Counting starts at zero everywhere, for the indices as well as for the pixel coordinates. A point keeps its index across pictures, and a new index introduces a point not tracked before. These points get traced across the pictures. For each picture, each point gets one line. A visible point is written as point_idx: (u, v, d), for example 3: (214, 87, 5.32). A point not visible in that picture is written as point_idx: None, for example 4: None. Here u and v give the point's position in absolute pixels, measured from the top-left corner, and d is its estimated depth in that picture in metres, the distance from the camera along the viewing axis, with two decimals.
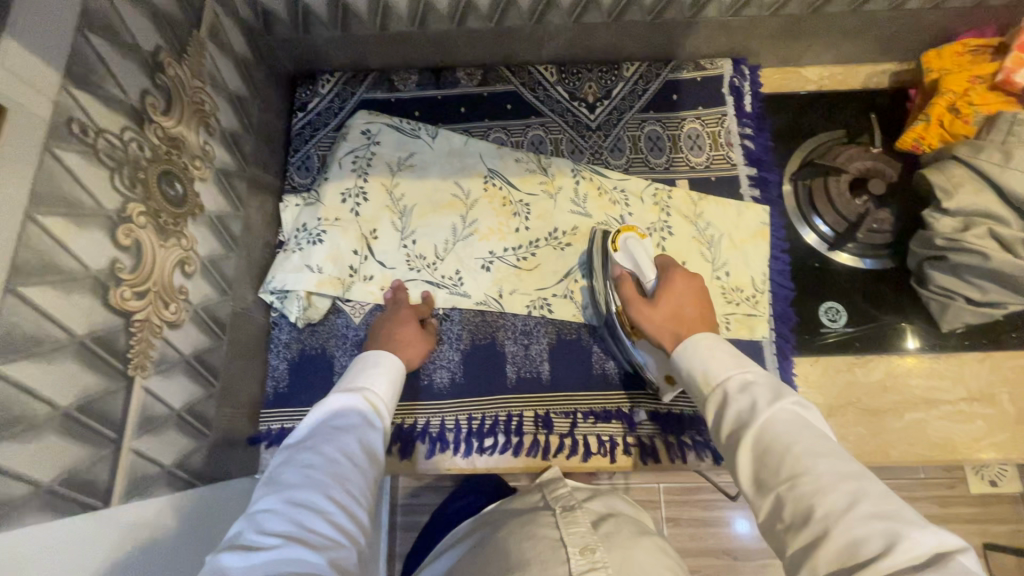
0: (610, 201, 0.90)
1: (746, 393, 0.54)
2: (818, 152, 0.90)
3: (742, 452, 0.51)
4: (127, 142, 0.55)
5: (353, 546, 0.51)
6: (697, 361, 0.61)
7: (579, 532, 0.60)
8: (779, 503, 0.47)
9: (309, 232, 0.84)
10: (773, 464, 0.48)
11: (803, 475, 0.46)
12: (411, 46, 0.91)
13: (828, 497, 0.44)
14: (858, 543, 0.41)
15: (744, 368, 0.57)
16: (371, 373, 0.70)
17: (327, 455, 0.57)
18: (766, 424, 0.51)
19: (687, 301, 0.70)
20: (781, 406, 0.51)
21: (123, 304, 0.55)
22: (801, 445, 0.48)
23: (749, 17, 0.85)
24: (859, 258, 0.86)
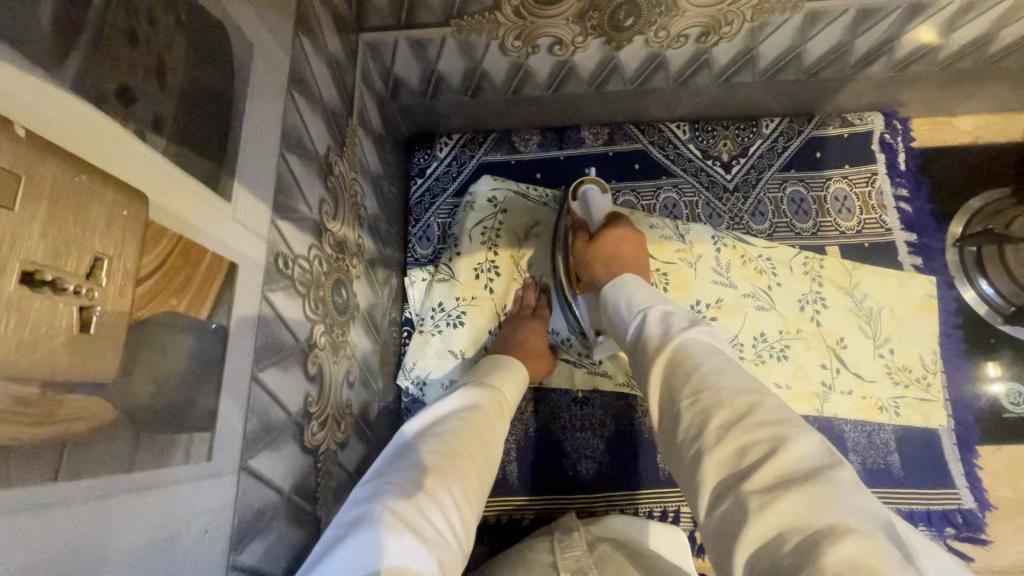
0: (756, 270, 0.83)
1: (663, 321, 0.51)
2: (987, 213, 0.83)
3: (654, 372, 0.48)
4: (313, 260, 0.51)
5: (457, 559, 0.42)
6: (621, 296, 0.58)
7: (575, 556, 0.55)
8: (681, 417, 0.43)
9: (446, 312, 0.81)
10: (676, 387, 0.45)
11: (707, 390, 0.42)
12: (539, 109, 0.86)
13: (722, 412, 0.40)
14: (741, 453, 0.37)
15: (659, 304, 0.54)
16: (498, 375, 0.64)
17: (459, 447, 0.50)
18: (678, 349, 0.47)
19: (626, 244, 0.66)
20: (694, 332, 0.49)
21: (313, 440, 0.50)
22: (707, 368, 0.44)
23: (915, 72, 0.79)
24: (1020, 329, 0.80)
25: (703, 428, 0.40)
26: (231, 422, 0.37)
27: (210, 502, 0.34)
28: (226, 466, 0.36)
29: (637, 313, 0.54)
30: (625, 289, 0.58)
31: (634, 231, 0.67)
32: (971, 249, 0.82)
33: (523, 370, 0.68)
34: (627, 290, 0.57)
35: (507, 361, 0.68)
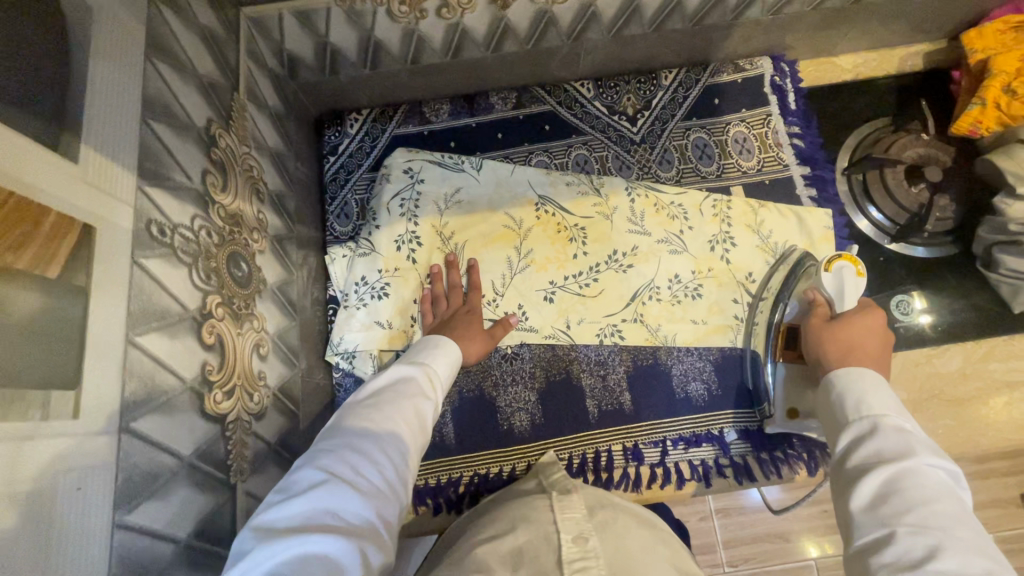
0: (668, 216, 0.86)
1: (887, 434, 0.52)
2: (867, 144, 0.89)
3: (861, 482, 0.50)
4: (198, 231, 0.51)
5: (393, 506, 0.49)
6: (854, 388, 0.58)
7: (574, 518, 0.54)
8: (882, 544, 0.45)
9: (369, 286, 0.81)
10: (888, 510, 0.47)
11: (931, 531, 0.44)
12: (443, 76, 0.86)
13: (948, 560, 0.42)
14: None
15: (897, 419, 0.54)
16: (432, 353, 0.68)
17: (385, 413, 0.55)
18: (910, 473, 0.48)
19: (876, 344, 0.65)
20: (935, 464, 0.49)
21: (217, 408, 0.50)
22: (933, 509, 0.46)
23: (790, 14, 0.83)
24: (910, 247, 0.86)
25: (917, 569, 0.42)
26: (101, 382, 0.37)
27: (83, 460, 0.35)
28: (95, 427, 0.36)
29: (873, 415, 0.55)
30: (858, 387, 0.58)
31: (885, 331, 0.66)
32: (858, 176, 0.88)
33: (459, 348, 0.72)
34: (865, 389, 0.57)
35: (440, 339, 0.71)
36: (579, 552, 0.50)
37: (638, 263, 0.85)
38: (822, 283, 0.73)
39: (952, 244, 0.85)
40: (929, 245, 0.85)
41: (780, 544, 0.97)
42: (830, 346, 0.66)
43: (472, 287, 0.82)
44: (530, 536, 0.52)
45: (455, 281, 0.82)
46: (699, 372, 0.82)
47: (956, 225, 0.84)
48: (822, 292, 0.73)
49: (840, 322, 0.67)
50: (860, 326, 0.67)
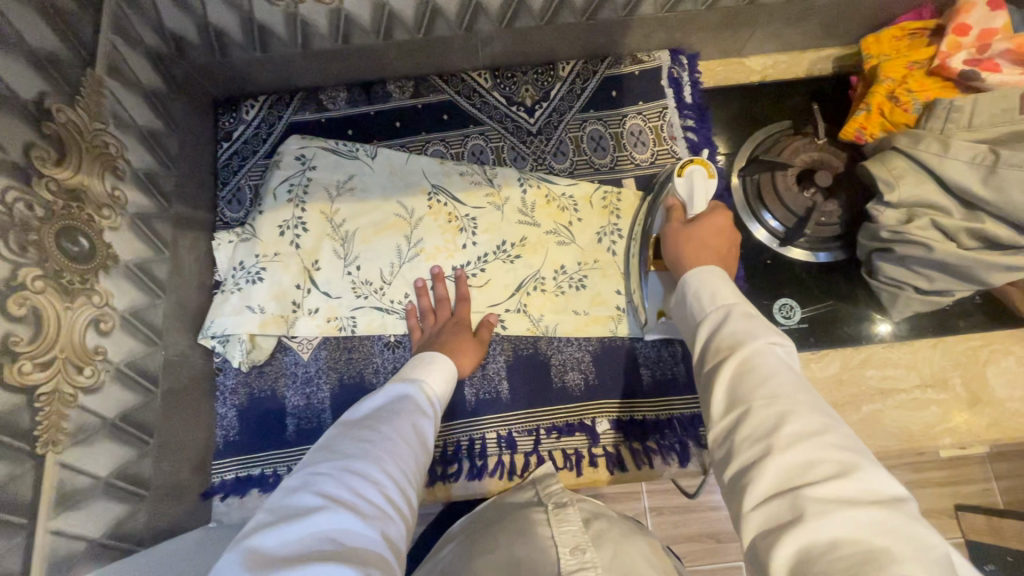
0: (558, 208, 0.87)
1: (738, 322, 0.51)
2: (763, 148, 0.90)
3: (718, 372, 0.48)
4: (11, 203, 0.51)
5: (399, 524, 0.50)
6: (706, 290, 0.57)
7: (571, 530, 0.59)
8: (738, 423, 0.44)
9: (247, 270, 0.82)
10: (740, 391, 0.45)
11: (779, 398, 0.43)
12: (339, 62, 0.86)
13: (794, 426, 0.41)
14: (812, 465, 0.39)
15: (743, 306, 0.54)
16: (426, 368, 0.70)
17: (386, 433, 0.57)
18: (753, 349, 0.48)
19: (719, 238, 0.69)
20: (773, 344, 0.48)
21: (23, 378, 0.51)
22: (780, 379, 0.45)
23: (685, 11, 0.83)
24: (813, 252, 0.86)
25: (767, 436, 0.42)
26: None
27: None
28: None
29: (717, 308, 0.54)
30: (705, 281, 0.58)
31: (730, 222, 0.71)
32: (751, 178, 0.88)
33: (452, 363, 0.74)
34: (710, 283, 0.57)
35: (433, 355, 0.73)
36: (576, 560, 0.54)
37: (526, 254, 0.85)
38: (676, 189, 0.76)
39: (839, 248, 0.85)
40: (820, 249, 0.85)
41: (711, 544, 1.07)
42: (686, 242, 0.68)
43: (440, 300, 0.83)
44: (527, 548, 0.56)
45: (442, 292, 0.84)
46: (577, 362, 0.83)
47: (842, 229, 0.84)
48: (677, 197, 0.76)
49: (695, 224, 0.70)
50: (710, 227, 0.70)
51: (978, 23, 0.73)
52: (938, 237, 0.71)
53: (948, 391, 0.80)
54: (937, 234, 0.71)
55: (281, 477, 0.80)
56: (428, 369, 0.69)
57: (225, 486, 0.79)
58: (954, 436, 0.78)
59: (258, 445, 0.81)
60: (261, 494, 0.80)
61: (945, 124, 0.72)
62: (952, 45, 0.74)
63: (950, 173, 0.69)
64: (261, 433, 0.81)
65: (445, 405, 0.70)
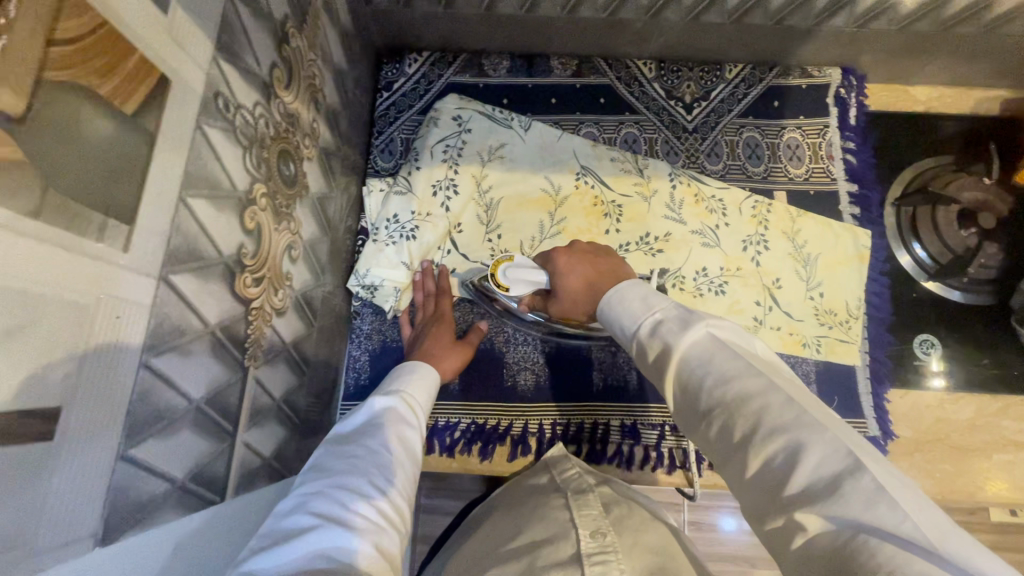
0: (707, 209, 0.86)
1: (655, 336, 0.49)
2: (923, 179, 0.87)
3: (667, 390, 0.47)
4: (257, 118, 0.52)
5: (394, 539, 0.48)
6: (614, 315, 0.54)
7: (591, 515, 0.59)
8: (711, 443, 0.43)
9: (401, 225, 0.83)
10: (693, 406, 0.45)
11: (717, 411, 0.42)
12: (512, 30, 0.86)
13: (740, 425, 0.40)
14: (773, 463, 0.37)
15: (675, 308, 0.50)
16: (406, 378, 0.68)
17: (374, 447, 0.55)
18: (685, 353, 0.46)
19: (580, 267, 0.65)
20: (692, 335, 0.46)
21: (244, 291, 0.52)
22: (716, 370, 0.43)
23: (874, 30, 0.82)
24: (948, 289, 0.84)
25: (734, 447, 0.40)
26: (153, 229, 0.38)
27: (130, 294, 0.36)
28: (145, 267, 0.38)
29: (630, 331, 0.52)
30: (613, 309, 0.55)
31: (567, 247, 0.68)
32: (908, 208, 0.86)
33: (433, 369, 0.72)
34: (617, 310, 0.54)
35: (415, 364, 0.71)
36: (596, 543, 0.53)
37: (668, 250, 0.85)
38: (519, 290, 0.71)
39: (989, 293, 0.83)
40: (967, 290, 0.83)
41: None
42: (584, 302, 0.65)
43: (440, 291, 0.81)
44: (545, 528, 0.57)
45: (433, 289, 0.81)
46: None
47: (999, 275, 0.82)
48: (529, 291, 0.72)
49: (561, 290, 0.66)
50: (568, 276, 0.66)
51: None
52: None
53: None
54: None
55: None
56: (410, 379, 0.66)
57: None
58: None
59: None
60: None
61: None
62: None
63: None
64: None
65: (430, 417, 0.67)
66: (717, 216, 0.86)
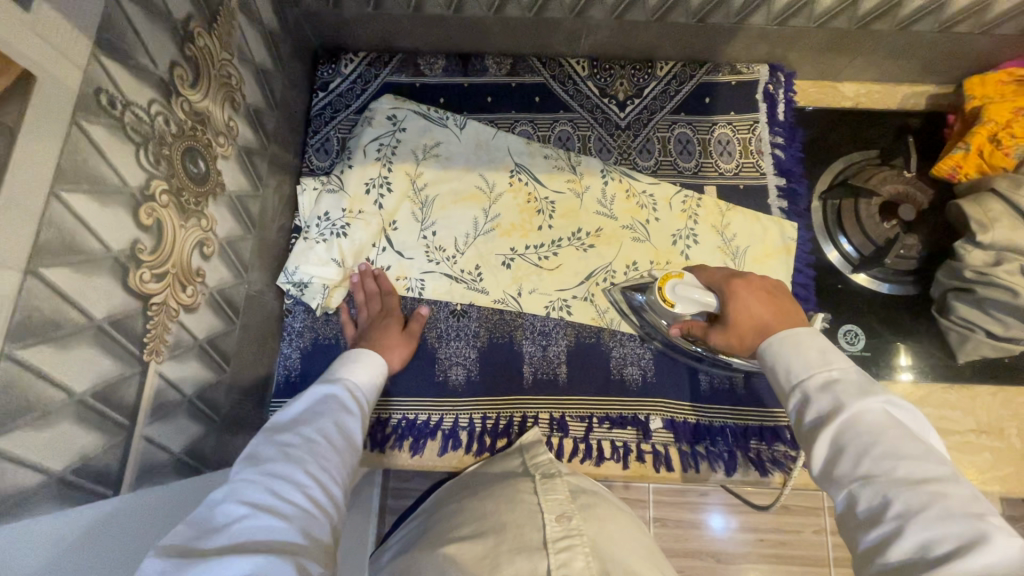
0: (637, 204, 0.88)
1: (826, 392, 0.52)
2: (848, 174, 0.89)
3: (814, 451, 0.50)
4: (153, 115, 0.53)
5: (324, 522, 0.52)
6: (782, 355, 0.57)
7: (557, 499, 0.62)
8: (852, 509, 0.46)
9: (332, 223, 0.84)
10: (842, 466, 0.47)
11: (878, 480, 0.45)
12: (444, 30, 0.88)
13: (901, 499, 0.43)
14: (931, 543, 0.40)
15: (852, 370, 0.53)
16: (348, 367, 0.71)
17: (308, 438, 0.58)
18: (851, 418, 0.49)
19: (752, 302, 0.63)
20: (869, 404, 0.49)
21: (141, 286, 0.52)
22: (886, 445, 0.46)
23: (794, 27, 0.83)
24: (877, 282, 0.86)
25: (887, 516, 0.43)
26: (15, 223, 0.39)
27: None
28: (5, 259, 0.38)
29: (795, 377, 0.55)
30: (784, 348, 0.57)
31: (742, 278, 0.65)
32: (833, 203, 0.88)
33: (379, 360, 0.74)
34: (789, 351, 0.56)
35: (361, 353, 0.73)
36: (561, 527, 0.57)
37: (599, 245, 0.87)
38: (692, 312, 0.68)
39: (912, 284, 0.85)
40: (893, 282, 0.85)
41: (709, 562, 1.08)
42: (749, 340, 0.62)
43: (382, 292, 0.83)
44: (515, 513, 0.60)
45: (373, 289, 0.83)
46: (638, 358, 0.83)
47: (918, 266, 0.84)
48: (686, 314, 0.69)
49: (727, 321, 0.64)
50: (739, 307, 0.63)
51: None
52: None
53: (1003, 440, 0.80)
54: None
55: None
56: (351, 369, 0.70)
57: None
58: (1004, 486, 0.78)
59: None
60: None
61: None
62: None
63: None
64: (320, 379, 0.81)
65: (372, 406, 0.71)
66: (647, 212, 0.88)
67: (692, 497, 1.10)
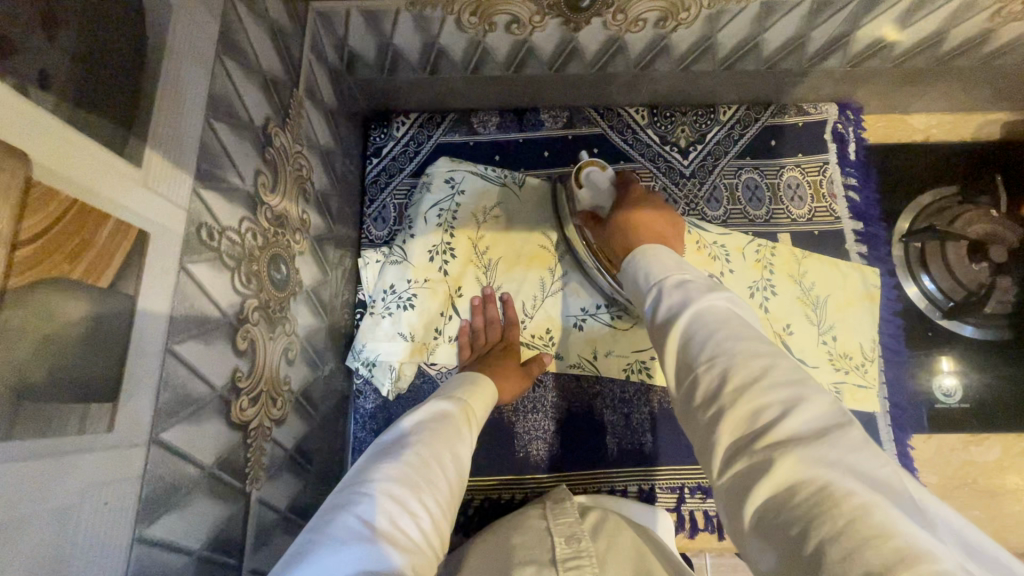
0: (710, 256, 0.82)
1: (679, 289, 0.49)
2: (930, 212, 0.86)
3: (666, 347, 0.45)
4: (244, 233, 0.50)
5: (428, 559, 0.49)
6: (643, 266, 0.55)
7: (567, 521, 0.56)
8: (692, 389, 0.42)
9: (399, 295, 0.80)
10: (690, 353, 0.43)
11: (718, 356, 0.41)
12: (500, 89, 0.85)
13: (739, 369, 0.39)
14: (760, 409, 0.37)
15: (680, 272, 0.51)
16: (462, 386, 0.69)
17: (426, 459, 0.56)
18: (698, 310, 0.46)
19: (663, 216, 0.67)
20: (715, 298, 0.47)
21: (241, 415, 0.49)
22: (723, 327, 0.43)
23: (869, 68, 0.80)
24: (960, 325, 0.82)
25: (720, 393, 0.39)
26: (138, 397, 0.36)
27: (114, 473, 0.34)
28: (133, 439, 0.35)
29: (655, 281, 0.52)
30: (646, 260, 0.55)
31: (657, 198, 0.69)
32: (915, 244, 0.84)
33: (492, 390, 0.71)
34: (650, 260, 0.55)
35: (476, 376, 0.71)
36: (572, 549, 0.51)
37: None
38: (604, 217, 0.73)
39: (1006, 328, 0.80)
40: (981, 325, 0.81)
41: None
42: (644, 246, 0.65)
43: (493, 321, 0.81)
44: (524, 537, 0.55)
45: (494, 315, 0.81)
46: None
47: (1013, 310, 0.80)
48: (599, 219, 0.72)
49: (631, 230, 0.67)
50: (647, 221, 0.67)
51: None
52: None
53: None
54: None
55: None
56: (465, 389, 0.68)
57: None
58: None
59: None
60: None
61: None
62: None
63: None
64: None
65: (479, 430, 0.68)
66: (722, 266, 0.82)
67: None
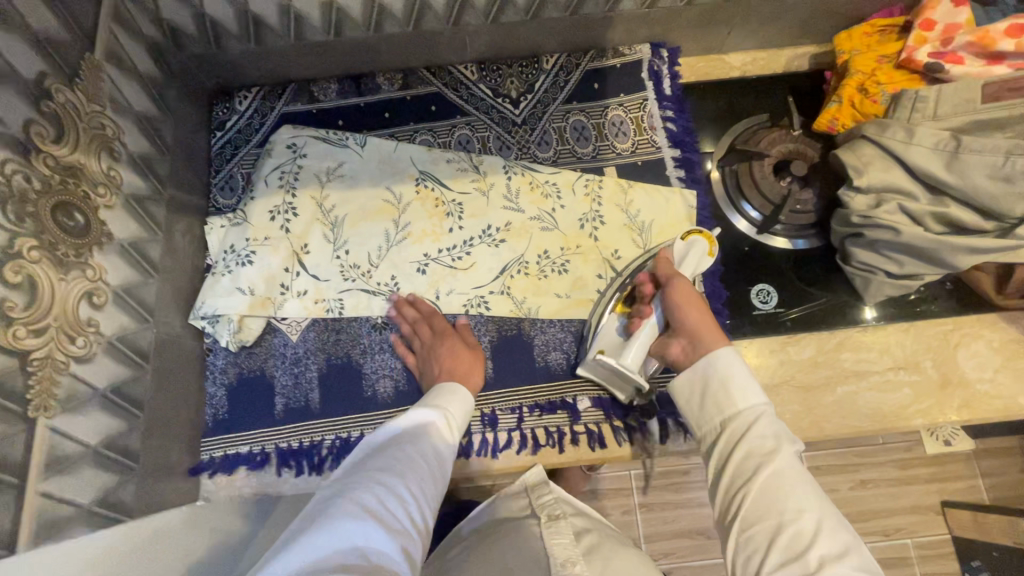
0: (542, 194, 0.89)
1: (765, 430, 0.55)
2: (742, 138, 0.92)
3: (738, 500, 0.52)
4: (10, 174, 0.53)
5: (416, 544, 0.50)
6: (727, 375, 0.60)
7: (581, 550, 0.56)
8: (760, 543, 0.49)
9: (237, 253, 0.84)
10: (762, 509, 0.51)
11: (798, 520, 0.49)
12: (333, 55, 0.90)
13: (820, 544, 0.47)
14: None
15: (772, 415, 0.57)
16: (439, 397, 0.70)
17: (407, 455, 0.57)
18: (779, 467, 0.52)
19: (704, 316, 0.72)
20: (793, 457, 0.53)
21: (17, 342, 0.52)
22: (804, 498, 0.50)
23: (665, 8, 0.87)
24: (792, 240, 0.88)
25: (796, 557, 0.47)
26: None
27: None
28: None
29: (754, 403, 0.58)
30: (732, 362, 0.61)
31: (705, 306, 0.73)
32: (729, 169, 0.91)
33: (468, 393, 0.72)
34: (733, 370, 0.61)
35: (455, 386, 0.71)
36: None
37: (510, 239, 0.87)
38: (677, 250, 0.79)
39: (818, 236, 0.88)
40: (805, 236, 0.88)
41: (700, 540, 1.09)
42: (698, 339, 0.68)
43: (406, 316, 0.84)
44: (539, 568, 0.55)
45: (414, 314, 0.84)
46: (559, 343, 0.84)
47: (818, 217, 0.87)
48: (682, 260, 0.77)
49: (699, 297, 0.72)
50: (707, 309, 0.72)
51: (943, 18, 0.77)
52: (904, 221, 0.74)
53: (919, 373, 0.82)
54: (903, 219, 0.75)
55: (269, 455, 0.81)
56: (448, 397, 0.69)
57: (212, 464, 0.80)
58: (926, 418, 0.80)
59: (246, 422, 0.82)
60: (249, 472, 0.81)
61: (911, 114, 0.74)
62: (918, 39, 0.77)
63: (915, 158, 0.72)
64: (250, 410, 0.82)
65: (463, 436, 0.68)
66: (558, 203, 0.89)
67: (678, 478, 1.12)
